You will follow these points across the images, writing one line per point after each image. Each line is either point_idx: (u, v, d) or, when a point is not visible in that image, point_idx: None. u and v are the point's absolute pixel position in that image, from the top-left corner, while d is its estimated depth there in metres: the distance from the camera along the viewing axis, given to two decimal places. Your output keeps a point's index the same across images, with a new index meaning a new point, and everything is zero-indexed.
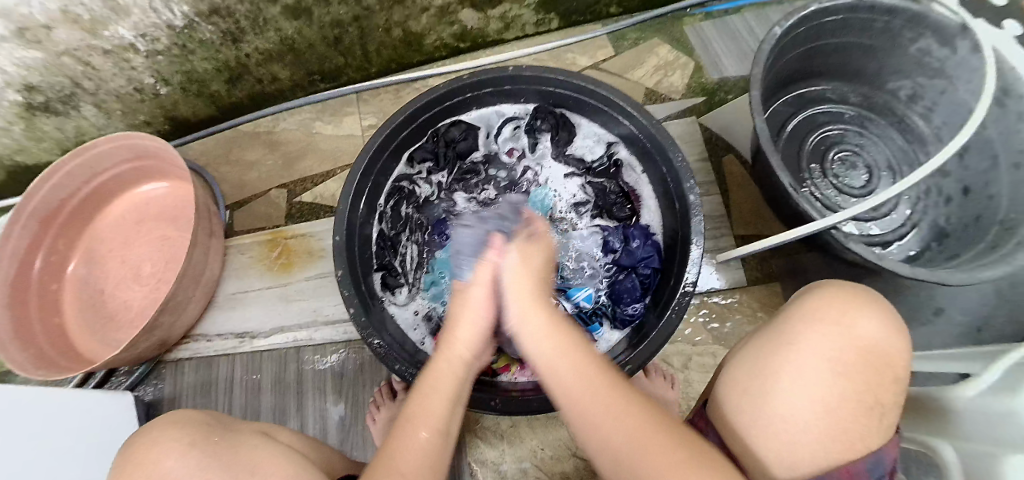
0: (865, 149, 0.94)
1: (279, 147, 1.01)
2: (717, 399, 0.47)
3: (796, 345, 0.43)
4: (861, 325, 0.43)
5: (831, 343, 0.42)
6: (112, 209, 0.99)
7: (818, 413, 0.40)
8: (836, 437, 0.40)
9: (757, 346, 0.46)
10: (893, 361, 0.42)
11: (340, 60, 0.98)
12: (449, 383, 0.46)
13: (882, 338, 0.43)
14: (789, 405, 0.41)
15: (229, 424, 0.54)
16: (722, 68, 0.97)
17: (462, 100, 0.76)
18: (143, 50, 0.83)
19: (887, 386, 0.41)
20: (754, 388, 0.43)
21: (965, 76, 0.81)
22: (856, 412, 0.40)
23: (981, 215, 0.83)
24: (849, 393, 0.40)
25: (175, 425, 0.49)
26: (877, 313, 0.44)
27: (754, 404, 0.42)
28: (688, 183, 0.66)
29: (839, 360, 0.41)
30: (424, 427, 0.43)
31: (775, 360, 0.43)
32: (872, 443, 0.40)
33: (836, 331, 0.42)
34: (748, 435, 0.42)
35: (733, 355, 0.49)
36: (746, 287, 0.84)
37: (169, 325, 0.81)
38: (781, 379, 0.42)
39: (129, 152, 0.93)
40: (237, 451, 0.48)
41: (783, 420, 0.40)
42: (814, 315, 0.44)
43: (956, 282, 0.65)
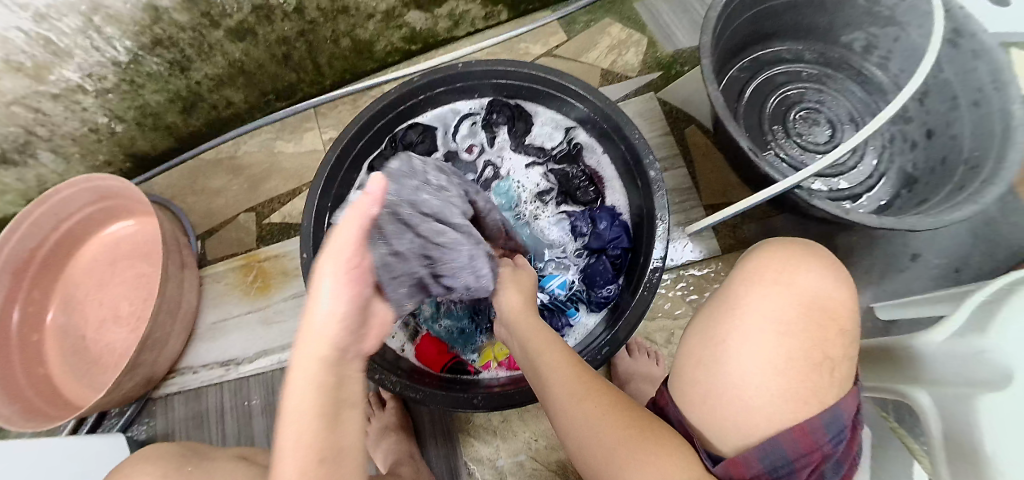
0: (826, 105, 0.95)
1: (244, 172, 1.00)
2: (674, 373, 0.46)
3: (741, 308, 0.43)
4: (802, 280, 0.43)
5: (774, 304, 0.42)
6: (83, 253, 0.98)
7: (768, 375, 0.40)
8: (790, 397, 0.39)
9: (706, 314, 0.46)
10: (837, 313, 0.42)
11: (293, 76, 0.97)
12: None
13: (824, 290, 0.43)
14: (741, 371, 0.40)
15: (205, 453, 0.54)
16: (676, 41, 0.97)
17: (416, 103, 0.76)
18: (92, 90, 0.82)
19: (834, 339, 0.41)
20: (706, 358, 0.42)
21: (916, 21, 0.81)
22: (807, 369, 0.40)
23: (947, 157, 0.83)
24: (797, 351, 0.40)
25: (149, 462, 0.50)
26: (816, 266, 0.44)
27: (706, 373, 0.42)
28: (648, 159, 0.66)
29: (782, 319, 0.41)
30: None
31: (722, 327, 0.43)
32: (826, 398, 0.40)
33: (778, 290, 0.42)
34: (706, 407, 0.41)
35: (687, 325, 0.49)
36: (722, 256, 0.84)
37: (152, 361, 0.81)
38: (730, 345, 0.41)
39: (93, 194, 0.92)
40: (216, 474, 0.49)
41: (736, 388, 0.40)
42: (755, 276, 0.44)
43: (925, 227, 0.65)
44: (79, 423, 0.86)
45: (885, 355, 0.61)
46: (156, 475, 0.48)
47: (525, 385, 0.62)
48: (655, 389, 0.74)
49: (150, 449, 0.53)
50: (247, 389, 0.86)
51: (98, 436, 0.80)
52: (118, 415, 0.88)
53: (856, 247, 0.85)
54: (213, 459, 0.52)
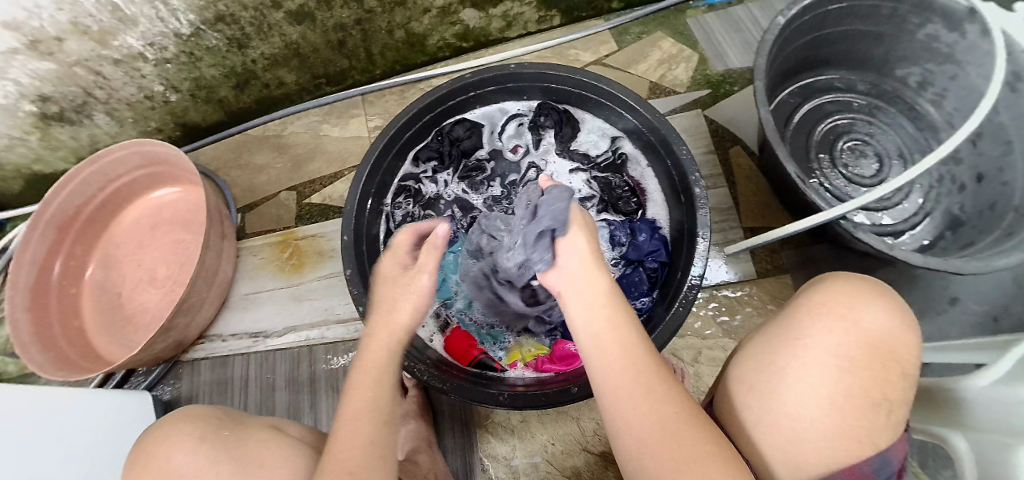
0: (875, 138, 0.93)
1: (288, 151, 1.03)
2: (722, 395, 0.46)
3: (803, 339, 0.42)
4: (866, 317, 0.42)
5: (837, 339, 0.41)
6: (126, 214, 1.01)
7: (825, 410, 0.39)
8: (843, 434, 0.39)
9: (762, 340, 0.46)
10: (900, 356, 0.42)
11: (344, 62, 0.98)
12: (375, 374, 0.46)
13: (889, 331, 0.42)
14: (796, 402, 0.40)
15: (239, 418, 0.55)
16: (727, 60, 0.96)
17: (466, 98, 0.77)
18: (152, 58, 0.84)
19: (894, 381, 0.41)
20: (760, 385, 0.42)
21: (976, 60, 0.79)
22: (863, 409, 0.39)
23: (996, 202, 0.81)
24: (857, 389, 0.40)
25: (188, 419, 0.51)
26: (882, 306, 0.43)
27: (759, 401, 0.42)
28: (694, 176, 0.66)
29: (844, 355, 0.41)
30: (366, 416, 0.44)
31: (779, 355, 0.43)
32: (879, 440, 0.40)
33: (842, 325, 0.42)
34: (755, 434, 0.42)
35: (738, 349, 0.49)
36: (756, 280, 0.83)
37: (184, 326, 0.83)
38: (788, 375, 0.41)
39: (142, 159, 0.95)
40: (246, 444, 0.49)
41: (788, 418, 0.40)
42: (818, 308, 0.44)
43: (971, 270, 0.64)
44: (108, 377, 0.89)
45: (926, 396, 0.60)
46: (196, 435, 0.49)
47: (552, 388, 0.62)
48: None
49: (188, 409, 0.54)
50: (272, 363, 0.88)
51: (122, 393, 0.81)
52: (145, 374, 0.91)
53: (895, 284, 0.83)
54: (246, 426, 0.53)
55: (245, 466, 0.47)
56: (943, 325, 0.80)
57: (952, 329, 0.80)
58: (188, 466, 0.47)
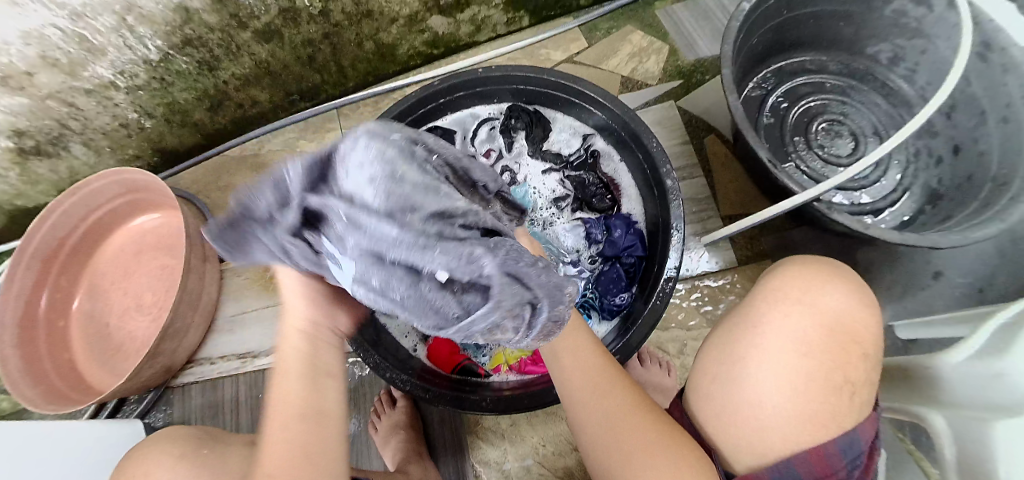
0: (849, 117, 0.93)
1: (266, 170, 1.03)
2: (690, 388, 0.46)
3: (761, 326, 0.42)
4: (823, 300, 0.42)
5: (794, 323, 0.41)
6: (110, 243, 1.01)
7: (785, 395, 0.39)
8: (806, 418, 0.39)
9: (725, 330, 0.45)
10: (859, 335, 0.42)
11: (316, 77, 0.99)
12: (298, 364, 0.47)
13: (847, 312, 0.42)
14: (758, 389, 0.40)
15: (222, 437, 0.55)
16: (697, 50, 0.96)
17: (435, 106, 0.77)
18: (123, 86, 0.84)
19: (856, 362, 0.41)
20: (723, 374, 0.42)
21: (944, 33, 0.80)
22: (825, 392, 0.39)
23: (973, 174, 0.81)
24: (815, 373, 0.40)
25: (168, 440, 0.51)
26: (839, 287, 0.43)
27: (723, 391, 0.42)
28: (665, 168, 0.66)
29: (802, 340, 0.41)
30: (286, 420, 0.45)
31: (741, 343, 0.42)
32: (845, 421, 0.39)
33: (799, 310, 0.42)
34: (720, 424, 0.42)
35: (705, 340, 0.49)
36: (738, 268, 0.83)
37: (171, 351, 0.83)
38: (749, 364, 0.41)
39: (122, 187, 0.95)
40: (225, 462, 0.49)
41: (751, 405, 0.40)
42: (776, 294, 0.44)
43: (949, 244, 0.64)
44: (100, 408, 0.89)
45: (902, 375, 0.59)
46: (176, 453, 0.49)
47: (534, 389, 0.63)
48: (668, 400, 0.73)
49: (170, 428, 0.54)
50: (261, 382, 0.88)
51: (114, 423, 0.81)
52: (136, 402, 0.90)
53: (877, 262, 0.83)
54: (227, 444, 0.53)
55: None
56: (928, 300, 0.80)
57: (937, 304, 0.80)
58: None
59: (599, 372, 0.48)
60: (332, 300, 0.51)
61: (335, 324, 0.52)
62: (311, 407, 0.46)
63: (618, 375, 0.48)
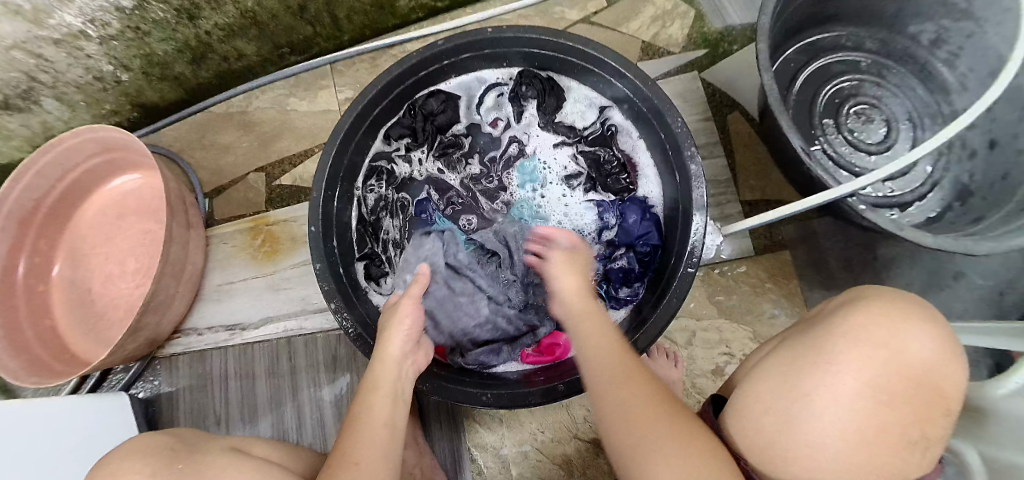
0: (883, 101, 0.86)
1: (254, 129, 0.96)
2: (735, 407, 0.43)
3: (834, 365, 0.37)
4: (911, 347, 0.37)
5: (875, 369, 0.36)
6: (89, 204, 0.95)
7: (846, 443, 0.36)
8: (863, 467, 0.36)
9: (788, 355, 0.41)
10: (943, 388, 0.37)
11: (308, 30, 0.90)
12: (389, 384, 0.52)
13: (933, 362, 0.37)
14: (819, 432, 0.36)
15: (194, 445, 0.50)
16: (726, 17, 0.87)
17: (439, 68, 0.70)
18: (95, 36, 0.76)
19: (931, 417, 0.37)
20: (779, 409, 0.38)
21: (994, 18, 0.71)
22: (891, 443, 0.36)
23: (1009, 172, 0.75)
24: (886, 423, 0.36)
25: (132, 456, 0.44)
26: (931, 332, 0.38)
27: (778, 425, 0.38)
28: (689, 150, 0.60)
29: (879, 387, 0.36)
30: (375, 428, 0.48)
31: (808, 378, 0.38)
32: (901, 472, 0.37)
33: (883, 355, 0.37)
34: (767, 453, 0.39)
35: (759, 357, 0.44)
36: (754, 258, 0.79)
37: (156, 323, 0.79)
38: (814, 403, 0.37)
39: (99, 145, 0.88)
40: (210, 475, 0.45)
41: (807, 446, 0.37)
42: (857, 331, 0.38)
43: (983, 252, 0.58)
44: (84, 380, 0.86)
45: None
46: (150, 469, 0.43)
47: (537, 385, 0.58)
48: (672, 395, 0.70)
49: (131, 441, 0.47)
50: (250, 356, 0.84)
51: (90, 400, 0.76)
52: (123, 372, 0.87)
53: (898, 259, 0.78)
54: (204, 453, 0.48)
55: None
56: (949, 303, 0.75)
57: (957, 307, 0.75)
58: None
59: (620, 353, 0.47)
60: (417, 338, 0.57)
61: (415, 358, 0.56)
62: (388, 420, 0.49)
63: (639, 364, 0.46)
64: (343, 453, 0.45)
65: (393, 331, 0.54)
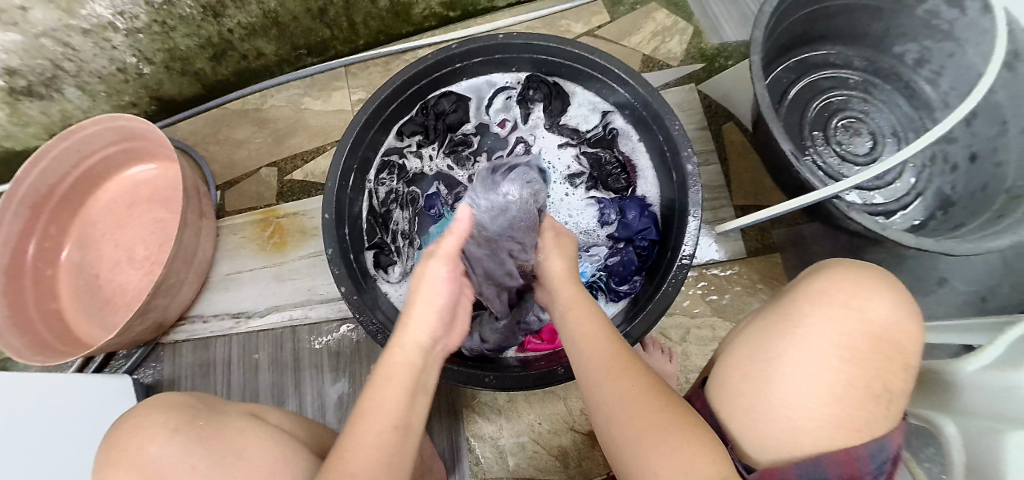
0: (869, 116, 0.91)
1: (268, 125, 0.99)
2: (716, 382, 0.46)
3: (801, 328, 0.41)
4: (872, 308, 0.41)
5: (839, 327, 0.40)
6: (101, 192, 0.98)
7: (819, 398, 0.38)
8: (841, 423, 0.38)
9: (761, 327, 0.44)
10: (902, 345, 0.41)
11: (326, 32, 0.94)
12: (407, 372, 0.45)
13: (893, 321, 0.41)
14: (793, 391, 0.39)
15: (217, 406, 0.52)
16: (722, 34, 0.93)
17: (451, 71, 0.74)
18: (122, 27, 0.80)
19: (895, 372, 0.40)
20: (754, 371, 0.42)
21: (974, 39, 0.76)
22: (863, 398, 0.38)
23: (988, 184, 0.79)
24: (856, 379, 0.39)
25: (160, 410, 0.48)
26: (889, 295, 0.42)
27: (754, 389, 0.41)
28: (686, 152, 0.64)
29: (846, 345, 0.39)
30: (377, 423, 0.41)
31: (779, 342, 0.41)
32: (877, 430, 0.39)
33: (845, 315, 0.41)
34: (748, 419, 0.41)
35: (736, 335, 0.48)
36: (747, 259, 0.82)
37: (164, 306, 0.81)
38: (784, 363, 0.40)
39: (116, 134, 0.91)
40: (224, 434, 0.47)
41: (784, 405, 0.39)
42: (820, 296, 0.42)
43: (963, 252, 0.61)
44: (87, 361, 0.87)
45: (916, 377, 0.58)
46: (169, 427, 0.46)
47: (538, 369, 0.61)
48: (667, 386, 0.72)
49: (160, 397, 0.51)
50: (254, 344, 0.86)
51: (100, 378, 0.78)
52: (125, 357, 0.89)
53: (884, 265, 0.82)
54: (224, 414, 0.51)
55: (224, 457, 0.45)
56: (932, 307, 0.79)
57: (939, 310, 0.79)
58: (161, 459, 0.44)
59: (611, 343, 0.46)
60: (446, 322, 0.51)
61: (443, 342, 0.51)
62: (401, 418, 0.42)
63: (632, 356, 0.45)
64: (347, 452, 0.39)
65: (418, 305, 0.48)
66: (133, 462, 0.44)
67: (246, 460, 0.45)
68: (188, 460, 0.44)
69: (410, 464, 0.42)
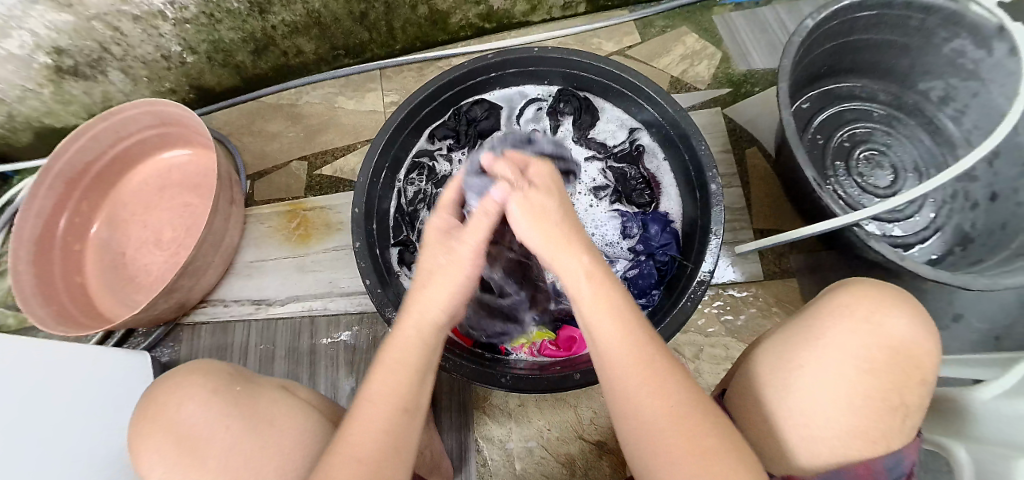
0: (891, 149, 0.92)
1: (301, 121, 1.02)
2: (735, 390, 0.47)
3: (821, 342, 0.42)
4: (891, 324, 0.42)
5: (859, 342, 0.41)
6: (134, 173, 1.01)
7: (841, 412, 0.40)
8: (859, 435, 0.40)
9: (782, 338, 0.45)
10: (920, 361, 0.41)
11: (365, 35, 0.98)
12: (412, 356, 0.43)
13: (912, 337, 0.42)
14: (813, 401, 0.40)
15: (250, 375, 0.54)
16: (750, 60, 0.95)
17: (485, 79, 0.76)
18: (171, 17, 0.83)
19: (913, 388, 0.41)
20: (776, 381, 0.43)
21: (1000, 79, 0.79)
22: (880, 412, 0.40)
23: (1007, 222, 0.80)
24: (874, 392, 0.40)
25: (198, 373, 0.49)
26: (908, 312, 0.42)
27: (775, 398, 0.42)
28: (710, 172, 0.65)
29: (865, 359, 0.40)
30: (386, 405, 0.41)
31: (800, 354, 0.43)
32: (893, 444, 0.40)
33: (865, 329, 0.42)
34: (767, 427, 0.42)
35: (756, 344, 0.49)
36: (763, 282, 0.83)
37: (188, 288, 0.83)
38: (805, 374, 0.41)
39: (154, 118, 0.94)
40: (256, 402, 0.48)
41: (803, 415, 0.41)
42: (842, 310, 0.43)
43: (979, 287, 0.62)
44: (109, 335, 0.89)
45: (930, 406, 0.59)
46: (208, 389, 0.48)
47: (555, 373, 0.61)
48: None
49: (195, 362, 0.52)
50: (272, 331, 0.88)
51: (123, 352, 0.80)
52: (144, 335, 0.90)
53: None
54: (256, 385, 0.52)
55: (257, 423, 0.47)
56: (946, 342, 0.79)
57: (954, 346, 0.79)
58: (198, 419, 0.46)
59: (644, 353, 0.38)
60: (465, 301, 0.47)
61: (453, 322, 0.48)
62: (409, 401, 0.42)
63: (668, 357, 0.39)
64: (348, 439, 0.39)
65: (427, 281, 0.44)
66: (172, 418, 0.46)
67: (276, 429, 0.47)
68: (223, 423, 0.46)
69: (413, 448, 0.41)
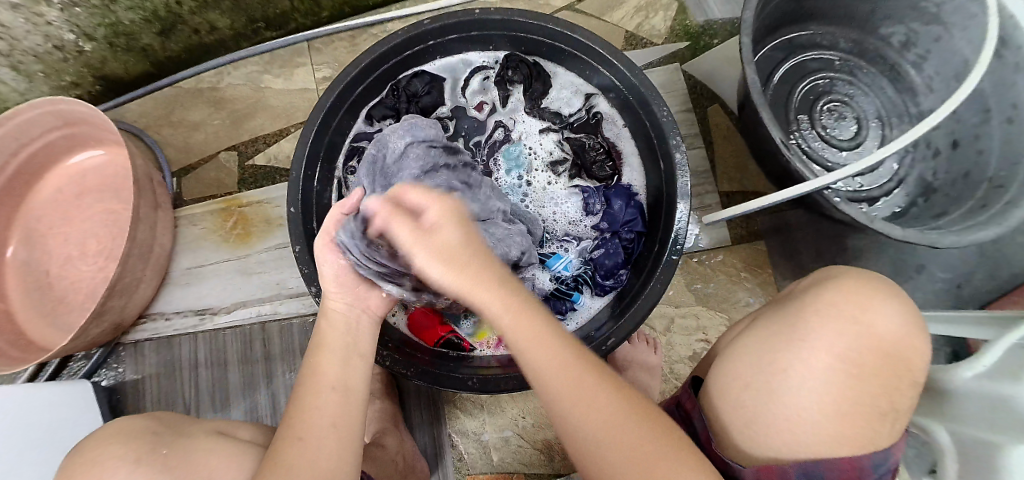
0: (854, 99, 0.90)
1: (226, 106, 0.93)
2: (712, 390, 0.45)
3: (808, 344, 0.40)
4: (880, 322, 0.40)
5: (845, 343, 0.39)
6: (46, 182, 0.90)
7: (826, 418, 0.38)
8: (844, 439, 0.38)
9: (763, 336, 0.43)
10: (909, 359, 0.40)
11: (284, 4, 0.87)
12: (338, 340, 0.48)
13: (902, 334, 0.40)
14: (799, 405, 0.39)
15: (178, 427, 0.50)
16: (708, 12, 0.89)
17: (423, 48, 0.69)
18: (57, 1, 0.71)
19: (903, 389, 0.40)
20: (759, 383, 0.41)
21: (962, 23, 0.75)
22: (866, 415, 0.38)
23: (969, 171, 0.79)
24: (864, 396, 0.39)
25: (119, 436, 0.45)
26: (895, 306, 0.41)
27: (756, 399, 0.40)
28: (674, 139, 0.61)
29: (849, 359, 0.39)
30: (323, 389, 0.44)
31: (783, 355, 0.40)
32: (880, 442, 0.39)
33: (854, 329, 0.40)
34: (748, 430, 0.41)
35: (732, 340, 0.47)
36: (730, 246, 0.81)
37: (121, 308, 0.75)
38: (790, 376, 0.39)
39: (59, 119, 0.83)
40: (189, 459, 0.44)
41: (788, 420, 0.39)
42: (831, 308, 0.41)
43: (946, 245, 0.61)
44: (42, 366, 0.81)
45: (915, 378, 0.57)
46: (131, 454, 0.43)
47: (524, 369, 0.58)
48: (649, 379, 0.72)
49: (120, 422, 0.48)
50: (221, 342, 0.82)
51: (59, 384, 0.74)
52: (83, 360, 0.83)
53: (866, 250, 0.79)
54: (187, 437, 0.47)
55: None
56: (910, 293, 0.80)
57: (917, 296, 0.79)
58: None
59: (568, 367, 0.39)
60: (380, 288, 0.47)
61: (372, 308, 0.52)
62: (341, 380, 0.45)
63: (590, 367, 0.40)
64: (296, 432, 0.42)
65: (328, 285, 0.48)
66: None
67: None
68: None
69: (359, 430, 0.44)
